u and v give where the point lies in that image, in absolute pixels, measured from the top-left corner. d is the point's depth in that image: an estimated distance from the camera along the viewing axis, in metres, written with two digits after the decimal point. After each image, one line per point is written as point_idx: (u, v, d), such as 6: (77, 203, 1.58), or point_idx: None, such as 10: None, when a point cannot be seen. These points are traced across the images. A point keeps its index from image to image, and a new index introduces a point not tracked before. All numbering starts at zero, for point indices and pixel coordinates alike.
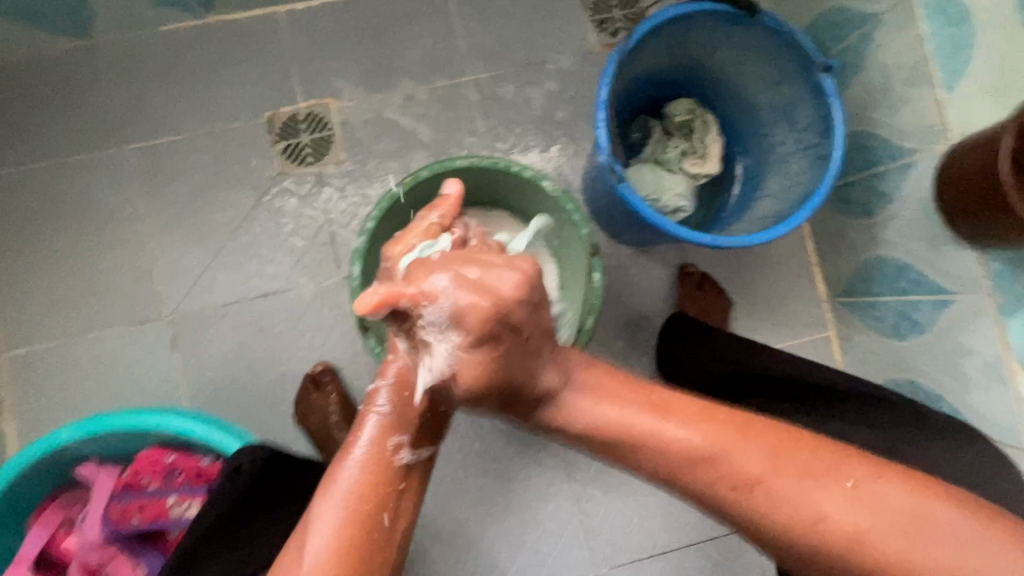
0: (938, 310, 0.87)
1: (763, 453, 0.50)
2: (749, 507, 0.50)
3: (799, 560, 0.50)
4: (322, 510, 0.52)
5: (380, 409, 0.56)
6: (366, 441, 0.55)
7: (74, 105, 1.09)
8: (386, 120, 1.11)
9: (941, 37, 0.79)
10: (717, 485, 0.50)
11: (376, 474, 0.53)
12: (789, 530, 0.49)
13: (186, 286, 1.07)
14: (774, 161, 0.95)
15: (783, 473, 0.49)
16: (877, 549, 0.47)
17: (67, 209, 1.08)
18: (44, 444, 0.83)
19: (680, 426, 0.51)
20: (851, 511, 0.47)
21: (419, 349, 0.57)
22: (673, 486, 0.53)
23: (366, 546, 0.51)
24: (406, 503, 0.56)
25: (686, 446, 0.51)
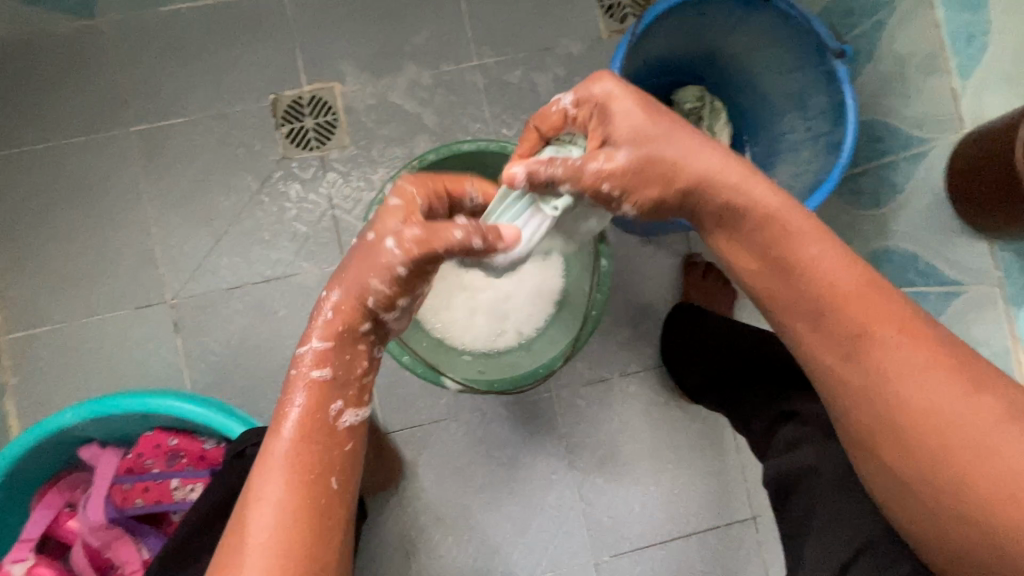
0: (947, 302, 0.86)
1: (919, 348, 0.51)
2: (878, 345, 0.51)
3: (886, 427, 0.51)
4: (263, 483, 0.52)
5: (316, 372, 0.56)
6: (300, 408, 0.55)
7: (75, 86, 1.08)
8: (391, 105, 1.09)
9: (956, 24, 0.78)
10: (847, 334, 0.52)
11: (316, 439, 0.55)
12: (907, 398, 0.50)
13: (189, 271, 1.07)
14: (784, 149, 0.94)
15: (926, 353, 0.51)
16: (987, 450, 0.48)
17: (69, 191, 1.07)
18: (47, 426, 0.82)
19: (844, 271, 0.53)
20: (976, 410, 0.49)
21: (355, 312, 0.57)
22: (791, 317, 0.56)
23: (313, 507, 0.53)
24: (350, 463, 0.57)
25: (841, 292, 0.53)
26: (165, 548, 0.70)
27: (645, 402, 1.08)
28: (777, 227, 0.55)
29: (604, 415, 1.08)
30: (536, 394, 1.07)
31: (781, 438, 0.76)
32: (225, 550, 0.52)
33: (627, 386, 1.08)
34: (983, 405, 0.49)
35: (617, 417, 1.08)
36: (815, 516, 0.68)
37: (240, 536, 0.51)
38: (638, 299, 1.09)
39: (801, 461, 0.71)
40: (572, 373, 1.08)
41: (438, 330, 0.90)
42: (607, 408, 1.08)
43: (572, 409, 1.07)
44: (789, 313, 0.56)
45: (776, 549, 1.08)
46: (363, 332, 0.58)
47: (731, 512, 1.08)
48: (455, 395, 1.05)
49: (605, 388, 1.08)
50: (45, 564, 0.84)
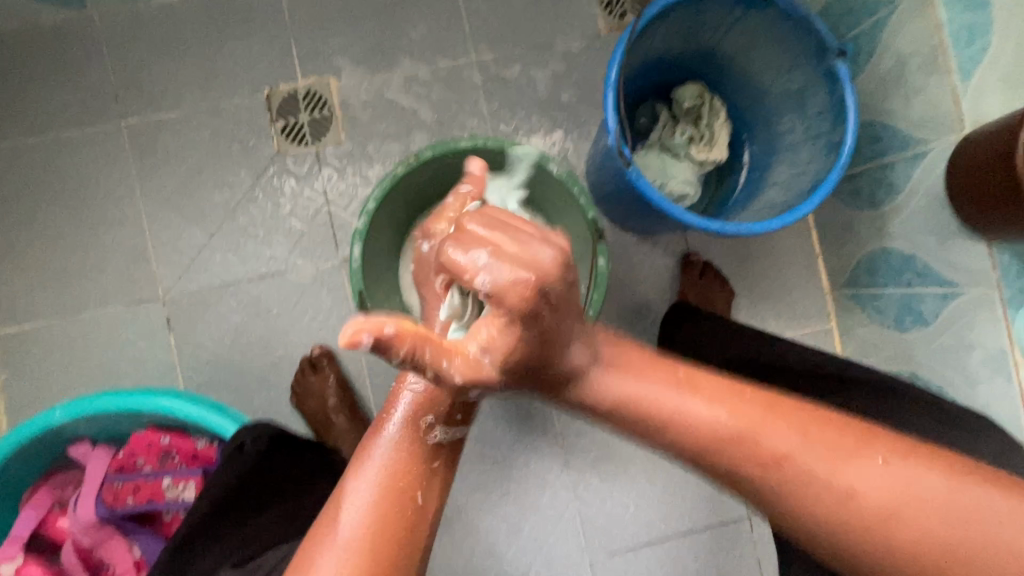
0: (943, 304, 0.86)
1: (791, 430, 0.46)
2: (789, 475, 0.46)
3: (834, 541, 0.47)
4: (354, 484, 0.50)
5: (413, 386, 0.52)
6: (398, 418, 0.52)
7: (66, 79, 1.06)
8: (387, 101, 1.08)
9: (958, 24, 0.77)
10: (748, 460, 0.46)
11: (409, 452, 0.51)
12: (853, 505, 0.45)
13: (182, 267, 1.06)
14: (784, 148, 0.93)
15: (816, 450, 0.46)
16: (907, 521, 0.45)
17: (60, 185, 1.05)
18: (37, 422, 0.81)
19: (702, 406, 0.46)
20: (873, 480, 0.45)
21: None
22: (696, 454, 0.47)
23: (401, 521, 0.49)
24: (440, 483, 0.53)
25: (712, 429, 0.46)
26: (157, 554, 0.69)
27: None
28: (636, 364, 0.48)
29: None
30: None
31: None
32: (314, 538, 0.49)
33: None
34: (887, 474, 0.46)
35: None
36: None
37: (326, 543, 0.48)
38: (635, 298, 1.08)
39: None
40: None
41: None
42: None
43: None
44: (693, 457, 0.47)
45: (770, 549, 1.08)
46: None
47: (726, 512, 1.08)
48: None
49: None
50: (35, 563, 0.84)
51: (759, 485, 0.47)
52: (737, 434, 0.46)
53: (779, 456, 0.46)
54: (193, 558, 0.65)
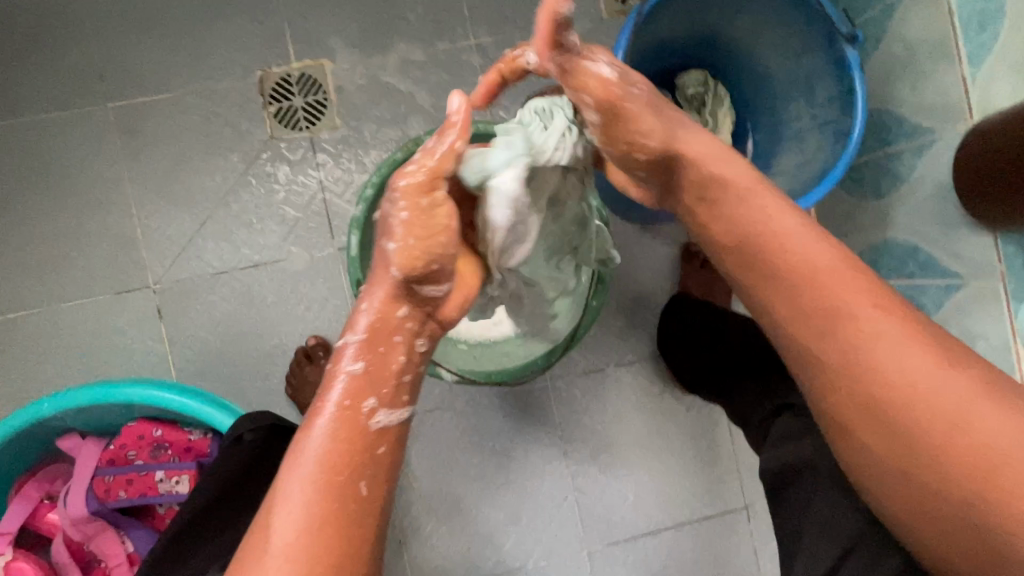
0: (945, 295, 0.86)
1: (896, 334, 0.47)
2: (846, 321, 0.48)
3: (850, 395, 0.48)
4: (288, 471, 0.49)
5: (350, 367, 0.53)
6: (332, 403, 0.52)
7: (50, 57, 1.02)
8: (383, 85, 1.05)
9: (969, 10, 0.76)
10: (825, 317, 0.49)
11: (344, 437, 0.50)
12: (894, 372, 0.46)
13: (172, 255, 1.03)
14: (789, 137, 0.92)
15: (894, 319, 0.48)
16: (968, 425, 0.44)
17: (43, 170, 1.02)
18: (24, 414, 0.79)
19: (805, 236, 0.51)
20: (942, 382, 0.45)
21: (392, 304, 0.54)
22: (785, 303, 0.51)
23: (342, 515, 0.48)
24: (386, 470, 0.53)
25: (807, 258, 0.51)
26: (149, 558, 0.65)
27: (640, 392, 1.07)
28: (733, 201, 0.54)
29: (598, 405, 1.06)
30: (531, 384, 1.05)
31: (776, 431, 0.76)
32: (245, 549, 0.47)
33: (622, 376, 1.07)
34: (947, 377, 0.45)
35: (613, 407, 1.07)
36: (811, 511, 0.66)
37: (259, 554, 0.46)
38: (635, 289, 1.07)
39: (799, 452, 0.69)
40: (568, 362, 1.06)
41: None
42: (602, 398, 1.07)
43: (567, 399, 1.06)
44: (772, 308, 0.52)
45: (766, 538, 1.08)
46: (400, 323, 0.54)
47: (724, 502, 1.08)
48: (448, 384, 1.03)
49: (600, 378, 1.07)
50: (25, 557, 0.83)
51: (772, 308, 0.52)
52: (775, 250, 0.52)
53: (841, 306, 0.49)
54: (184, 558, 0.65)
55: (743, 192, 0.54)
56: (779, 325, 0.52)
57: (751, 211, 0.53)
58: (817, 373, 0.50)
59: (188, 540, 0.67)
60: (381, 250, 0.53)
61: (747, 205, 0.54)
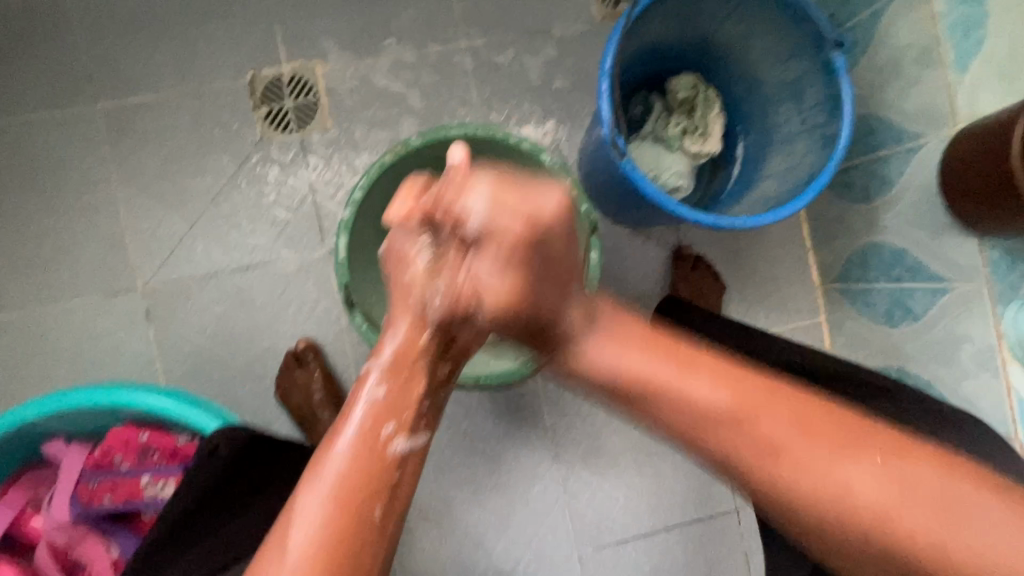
0: (932, 299, 0.87)
1: (789, 419, 0.46)
2: (768, 472, 0.45)
3: (807, 526, 0.45)
4: (308, 487, 0.45)
5: (371, 393, 0.49)
6: (353, 425, 0.48)
7: (37, 57, 1.01)
8: (374, 87, 1.05)
9: (955, 16, 0.76)
10: (739, 447, 0.46)
11: (363, 460, 0.46)
12: (835, 496, 0.44)
13: (161, 256, 1.02)
14: (777, 141, 0.92)
15: (809, 442, 0.45)
16: (899, 528, 0.42)
17: (30, 170, 1.01)
18: (9, 417, 0.78)
19: (701, 384, 0.48)
20: (858, 475, 0.43)
21: (418, 328, 0.51)
22: (709, 441, 0.47)
23: (355, 542, 0.44)
24: (400, 504, 0.48)
25: (707, 407, 0.47)
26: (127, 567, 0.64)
27: None
28: (685, 424, 0.48)
29: (590, 408, 1.07)
30: (523, 387, 1.05)
31: None
32: (261, 559, 0.44)
33: None
34: (869, 481, 0.43)
35: (604, 410, 1.07)
36: None
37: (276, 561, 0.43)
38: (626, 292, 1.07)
39: None
40: None
41: None
42: (594, 401, 1.07)
43: (559, 401, 1.06)
44: (695, 431, 0.48)
45: (757, 540, 1.09)
46: (425, 348, 0.51)
47: (714, 505, 1.08)
48: None
49: None
50: (9, 564, 0.81)
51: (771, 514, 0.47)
52: (717, 438, 0.47)
53: (761, 449, 0.45)
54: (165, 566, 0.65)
55: (713, 411, 0.47)
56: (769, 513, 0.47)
57: (664, 379, 0.49)
58: (782, 522, 0.47)
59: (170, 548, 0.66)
60: (402, 280, 0.51)
61: (670, 392, 0.49)
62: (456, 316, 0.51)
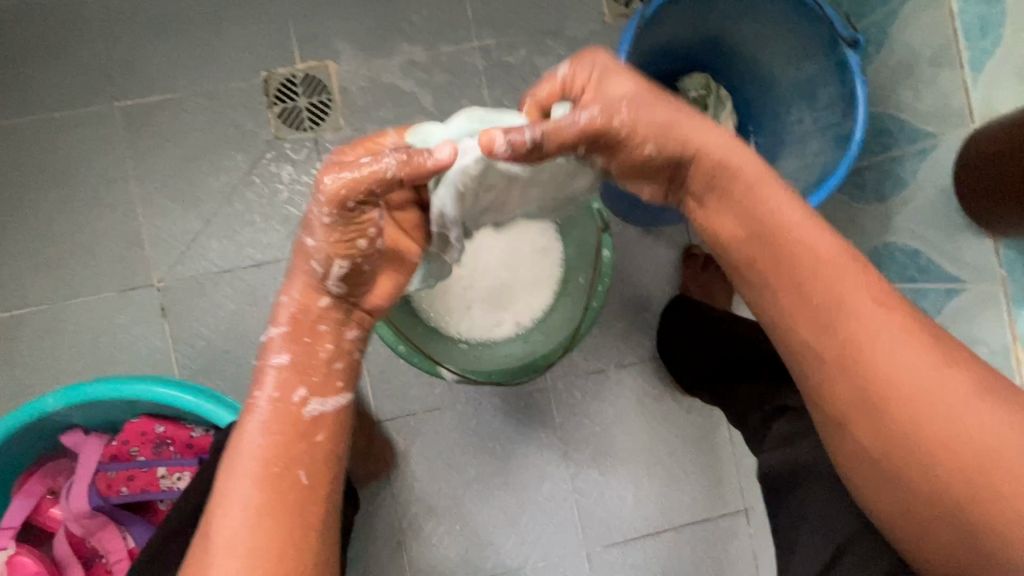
0: (946, 299, 0.86)
1: (888, 307, 0.49)
2: (858, 325, 0.49)
3: (863, 401, 0.49)
4: (229, 475, 0.50)
5: (276, 359, 0.54)
6: (265, 397, 0.53)
7: (58, 57, 1.03)
8: (386, 86, 1.06)
9: (971, 16, 0.77)
10: (837, 329, 0.50)
11: (281, 432, 0.52)
12: (905, 370, 0.48)
13: (177, 254, 1.03)
14: (790, 141, 0.92)
15: (899, 320, 0.49)
16: (958, 423, 0.46)
17: (50, 169, 1.03)
18: (28, 410, 0.79)
19: (810, 239, 0.52)
20: (941, 378, 0.47)
21: (312, 295, 0.54)
22: (810, 319, 0.51)
23: (279, 504, 0.50)
24: (326, 456, 0.54)
25: (813, 260, 0.51)
26: (141, 560, 0.66)
27: (641, 394, 1.08)
28: (771, 261, 0.53)
29: (599, 407, 1.07)
30: (533, 385, 1.06)
31: (774, 433, 0.75)
32: (195, 549, 0.49)
33: (623, 377, 1.07)
34: (953, 379, 0.47)
35: (612, 409, 1.07)
36: (808, 515, 0.66)
37: (206, 544, 0.49)
38: (635, 291, 1.07)
39: (797, 457, 0.69)
40: (569, 364, 1.07)
41: (432, 319, 0.88)
42: (603, 400, 1.07)
43: (568, 399, 1.06)
44: (793, 308, 0.52)
45: (766, 541, 1.08)
46: (324, 313, 0.55)
47: (722, 505, 1.08)
48: (449, 384, 1.04)
49: (602, 380, 1.07)
50: (27, 551, 0.83)
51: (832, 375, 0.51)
52: (810, 281, 0.51)
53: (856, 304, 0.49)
54: (174, 561, 0.65)
55: (816, 259, 0.51)
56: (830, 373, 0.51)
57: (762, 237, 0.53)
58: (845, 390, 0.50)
59: (182, 542, 0.66)
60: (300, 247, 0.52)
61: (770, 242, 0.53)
62: (342, 277, 0.54)
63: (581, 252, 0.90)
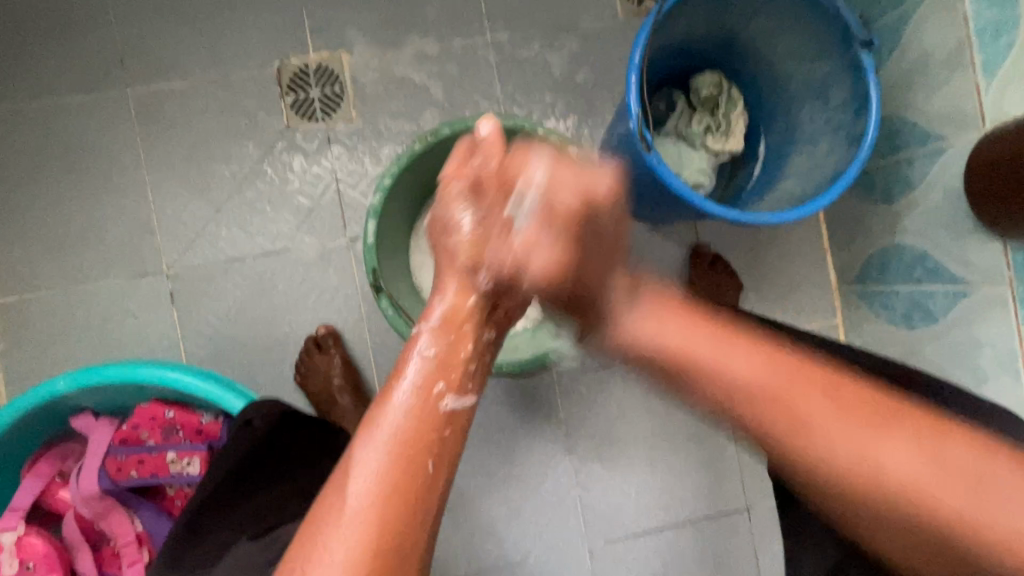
0: (953, 302, 0.87)
1: (823, 400, 0.49)
2: (801, 443, 0.49)
3: (837, 501, 0.50)
4: (361, 452, 0.47)
5: (423, 350, 0.54)
6: (407, 381, 0.51)
7: (72, 42, 1.03)
8: (398, 78, 1.06)
9: (984, 19, 0.76)
10: (789, 447, 0.50)
11: (419, 416, 0.49)
12: (854, 463, 0.47)
13: (186, 241, 1.04)
14: (801, 140, 0.93)
15: (834, 418, 0.48)
16: (918, 496, 0.46)
17: (61, 153, 1.03)
18: (40, 392, 0.79)
19: (742, 359, 0.51)
20: (852, 437, 0.48)
21: (463, 295, 0.57)
22: (766, 442, 0.51)
23: (409, 494, 0.46)
24: (455, 445, 0.51)
25: (747, 384, 0.51)
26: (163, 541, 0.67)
27: (646, 390, 1.08)
28: (721, 386, 0.52)
29: (605, 403, 1.07)
30: (538, 379, 1.06)
31: None
32: (314, 533, 0.45)
33: (629, 373, 1.08)
34: (897, 454, 0.46)
35: (617, 404, 1.08)
36: None
37: (331, 519, 0.45)
38: None
39: None
40: (575, 359, 1.07)
41: None
42: (609, 396, 1.07)
43: (574, 394, 1.07)
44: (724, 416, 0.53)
45: (768, 538, 1.09)
46: (471, 313, 0.57)
47: (726, 502, 1.08)
48: None
49: (607, 375, 1.08)
50: (36, 533, 0.83)
51: (805, 485, 0.52)
52: (745, 399, 0.51)
53: (793, 421, 0.49)
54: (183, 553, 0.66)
55: (761, 382, 0.51)
56: (804, 485, 0.52)
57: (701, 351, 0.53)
58: (811, 490, 0.51)
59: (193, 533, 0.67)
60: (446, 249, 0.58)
61: (712, 359, 0.53)
62: (493, 285, 0.57)
63: None
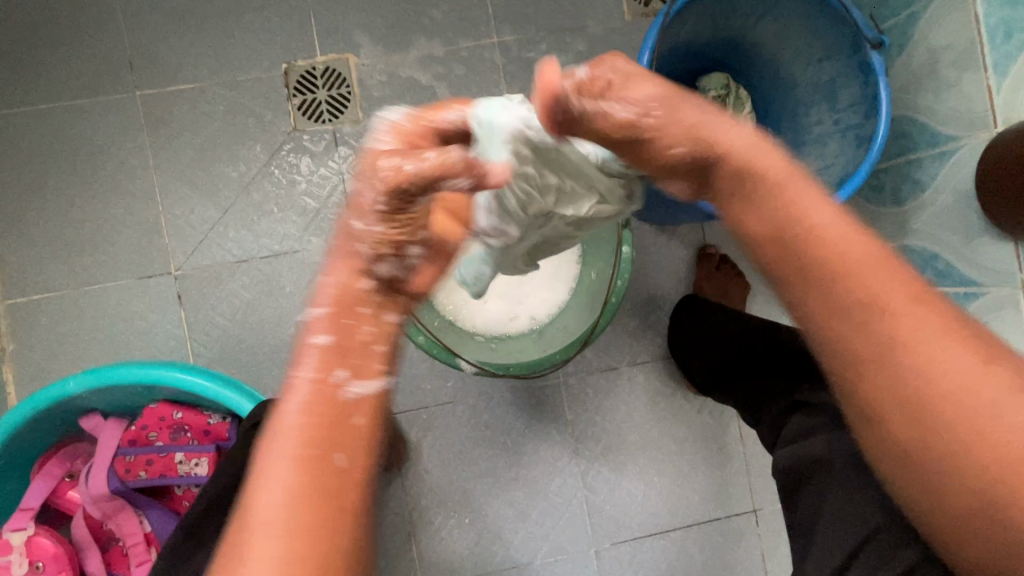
0: (964, 303, 0.86)
1: (929, 308, 0.45)
2: (891, 328, 0.45)
3: (896, 413, 0.46)
4: (264, 455, 0.42)
5: (315, 339, 0.46)
6: (306, 375, 0.44)
7: (81, 45, 1.04)
8: (404, 80, 1.06)
9: (996, 19, 0.76)
10: (873, 332, 0.46)
11: (320, 410, 0.43)
12: (937, 369, 0.44)
13: (194, 242, 1.04)
14: (808, 141, 0.92)
15: (933, 316, 0.45)
16: (990, 426, 0.43)
17: (69, 155, 1.04)
18: (50, 393, 0.80)
19: (846, 232, 0.48)
20: (951, 349, 0.44)
21: (353, 277, 0.47)
22: (849, 324, 0.46)
23: (323, 487, 0.41)
24: (370, 437, 0.45)
25: (843, 254, 0.47)
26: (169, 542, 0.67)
27: (652, 392, 1.08)
28: (797, 257, 0.48)
29: (611, 404, 1.07)
30: (544, 380, 1.06)
31: (788, 429, 0.74)
32: (230, 543, 0.40)
33: (636, 375, 1.08)
34: (986, 376, 0.44)
35: (624, 406, 1.07)
36: (826, 507, 0.65)
37: (244, 522, 0.40)
38: (650, 289, 1.08)
39: (811, 450, 0.68)
40: (581, 361, 1.07)
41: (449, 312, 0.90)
42: (616, 397, 1.07)
43: (580, 395, 1.06)
44: (825, 311, 0.47)
45: (776, 541, 1.08)
46: (365, 296, 0.47)
47: (733, 505, 1.08)
48: (462, 378, 1.04)
49: (614, 377, 1.07)
50: (46, 533, 0.84)
51: (862, 387, 0.47)
52: (840, 269, 0.47)
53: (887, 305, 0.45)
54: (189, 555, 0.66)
55: (863, 257, 0.46)
56: (860, 387, 0.47)
57: (791, 219, 0.49)
58: (865, 396, 0.47)
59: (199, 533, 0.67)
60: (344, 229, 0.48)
61: (803, 230, 0.48)
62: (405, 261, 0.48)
63: (599, 248, 0.89)
